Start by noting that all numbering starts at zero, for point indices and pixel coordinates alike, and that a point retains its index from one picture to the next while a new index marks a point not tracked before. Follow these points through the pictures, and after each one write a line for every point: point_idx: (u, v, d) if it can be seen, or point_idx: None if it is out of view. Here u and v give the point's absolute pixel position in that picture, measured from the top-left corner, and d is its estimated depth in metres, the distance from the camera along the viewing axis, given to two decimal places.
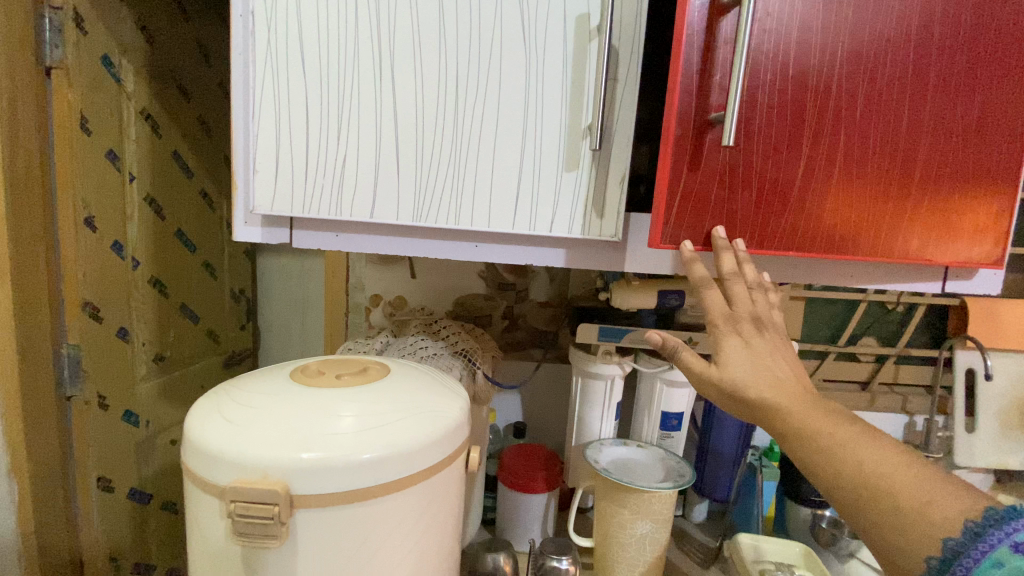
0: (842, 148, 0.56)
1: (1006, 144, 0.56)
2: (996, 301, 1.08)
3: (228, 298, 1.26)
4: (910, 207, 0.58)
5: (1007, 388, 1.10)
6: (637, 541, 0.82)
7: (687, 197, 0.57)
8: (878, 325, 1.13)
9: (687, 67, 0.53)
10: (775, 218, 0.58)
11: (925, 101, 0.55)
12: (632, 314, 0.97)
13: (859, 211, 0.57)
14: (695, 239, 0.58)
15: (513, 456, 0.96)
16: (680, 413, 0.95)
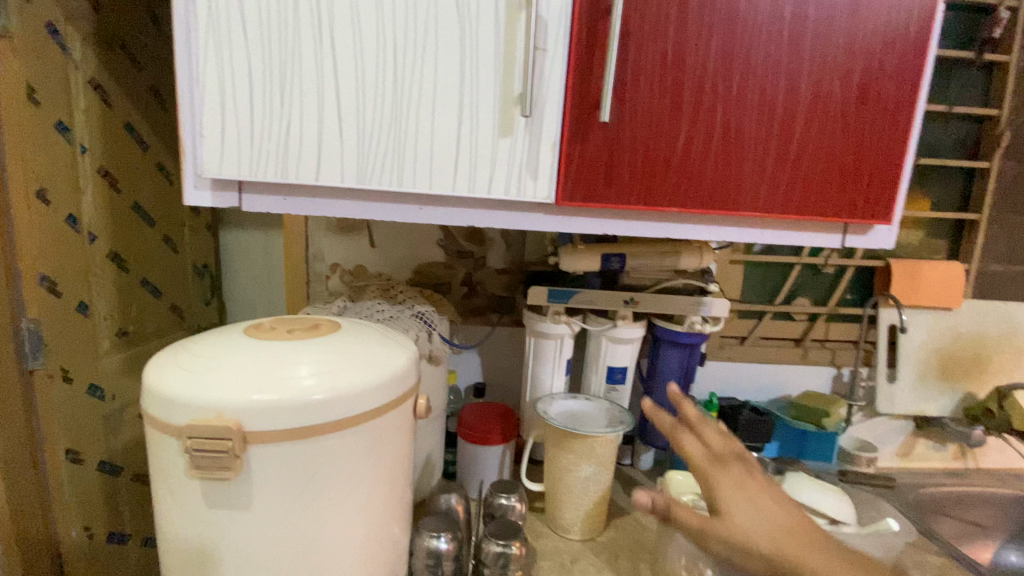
0: (733, 118, 0.62)
1: (879, 118, 0.63)
2: (916, 261, 1.18)
3: (191, 274, 1.27)
4: (801, 169, 0.64)
5: (925, 341, 1.21)
6: (581, 482, 0.91)
7: (581, 164, 0.63)
8: (811, 284, 1.22)
9: (579, 48, 0.59)
10: (661, 183, 0.63)
11: (801, 79, 0.62)
12: (581, 277, 1.03)
13: (756, 173, 0.64)
14: (592, 199, 0.64)
15: (472, 413, 1.04)
16: (624, 368, 1.03)
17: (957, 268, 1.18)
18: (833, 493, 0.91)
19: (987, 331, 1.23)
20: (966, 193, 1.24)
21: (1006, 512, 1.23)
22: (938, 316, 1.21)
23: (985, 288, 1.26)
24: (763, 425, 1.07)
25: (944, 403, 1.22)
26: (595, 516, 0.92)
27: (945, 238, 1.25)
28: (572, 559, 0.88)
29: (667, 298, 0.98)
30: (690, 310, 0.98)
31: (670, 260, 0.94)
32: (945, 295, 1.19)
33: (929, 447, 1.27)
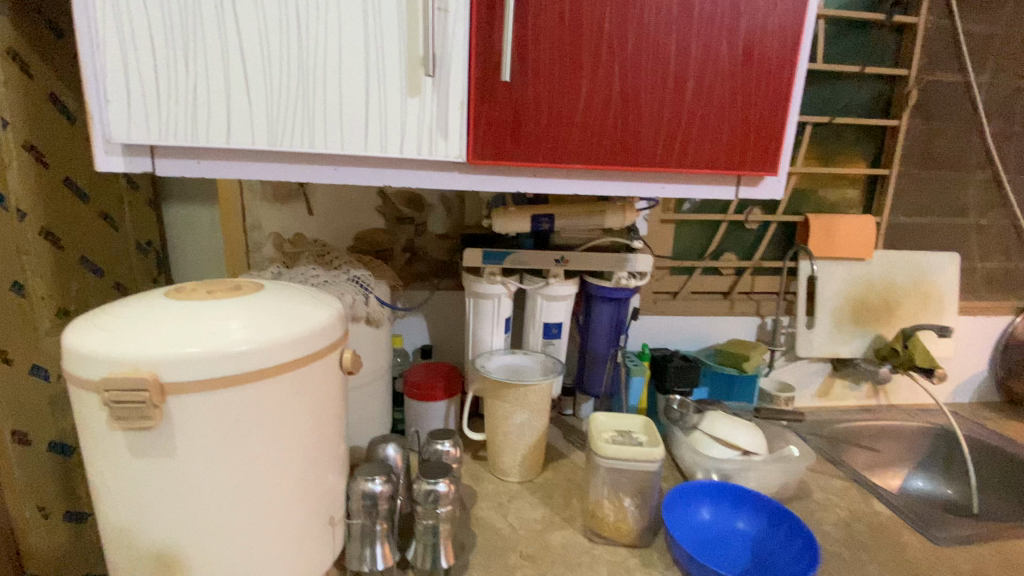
0: (630, 76, 0.66)
1: (765, 74, 0.68)
2: (832, 215, 1.27)
3: (136, 251, 1.23)
4: (694, 125, 0.68)
5: (840, 289, 1.31)
6: (517, 428, 0.97)
7: (488, 124, 0.65)
8: (736, 241, 1.32)
9: (479, 9, 0.62)
10: (565, 141, 0.67)
11: (691, 39, 0.66)
12: (515, 238, 1.07)
13: (653, 129, 0.68)
14: (501, 158, 0.67)
15: (417, 372, 1.09)
16: (559, 323, 1.09)
17: (870, 220, 1.27)
18: (746, 425, 0.99)
19: (896, 278, 1.33)
20: (879, 150, 1.33)
21: (912, 441, 1.35)
22: (852, 266, 1.31)
23: (896, 238, 1.36)
24: (691, 372, 1.13)
25: (856, 345, 1.33)
26: (533, 459, 1.00)
27: (860, 193, 1.34)
28: (509, 499, 0.95)
29: (595, 256, 1.04)
30: (616, 266, 1.05)
31: (596, 219, 0.99)
32: (858, 246, 1.28)
33: (845, 387, 1.38)
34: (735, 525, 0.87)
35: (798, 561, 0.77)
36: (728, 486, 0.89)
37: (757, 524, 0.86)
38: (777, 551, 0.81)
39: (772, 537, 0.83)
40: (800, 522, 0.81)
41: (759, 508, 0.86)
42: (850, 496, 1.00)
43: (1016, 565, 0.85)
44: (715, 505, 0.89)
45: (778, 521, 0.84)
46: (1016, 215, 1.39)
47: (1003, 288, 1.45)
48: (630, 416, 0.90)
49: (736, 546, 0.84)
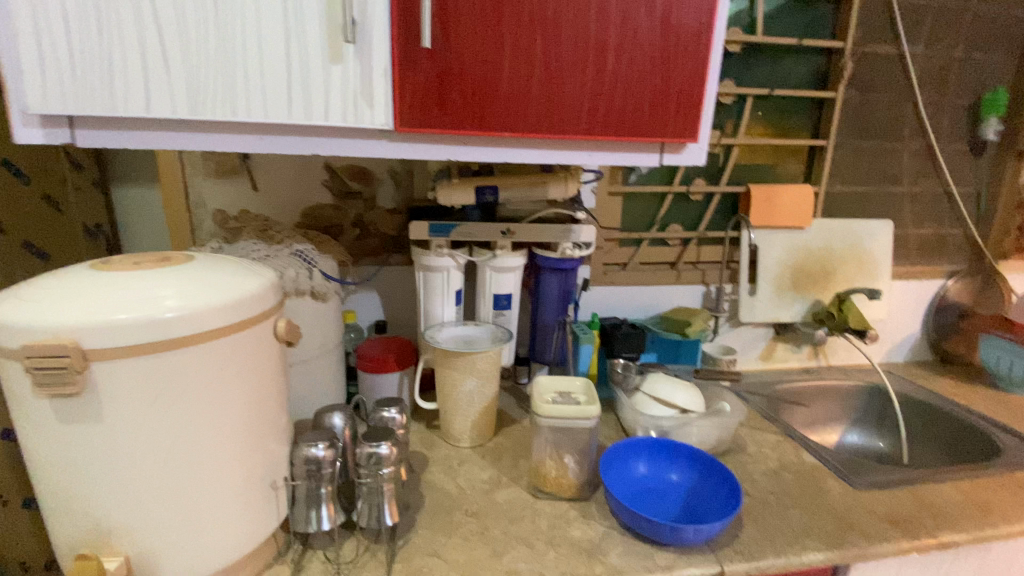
0: (551, 44, 0.67)
1: (683, 43, 0.71)
2: (772, 186, 1.32)
3: (83, 234, 1.16)
4: (616, 93, 0.71)
5: (781, 257, 1.37)
6: (466, 396, 1.00)
7: (413, 92, 0.66)
8: (682, 213, 1.36)
9: None
10: (491, 109, 0.69)
11: (609, 8, 0.67)
12: (461, 211, 1.07)
13: (576, 97, 0.70)
14: (428, 126, 0.68)
15: (370, 345, 1.11)
16: (508, 294, 1.11)
17: (808, 189, 1.33)
18: (685, 386, 1.06)
19: (834, 246, 1.40)
20: (818, 121, 1.37)
21: (848, 399, 1.44)
22: (792, 234, 1.37)
23: (834, 207, 1.42)
24: (637, 337, 1.19)
25: (796, 310, 1.40)
26: (483, 425, 1.03)
27: (800, 163, 1.39)
28: (459, 463, 0.98)
29: (541, 227, 1.06)
30: (561, 237, 1.07)
31: (539, 191, 1.01)
32: (797, 214, 1.34)
33: (786, 349, 1.46)
34: (669, 477, 0.92)
35: (723, 505, 0.83)
36: (664, 441, 0.94)
37: (689, 475, 0.91)
38: (706, 498, 0.87)
39: (703, 487, 0.89)
40: (726, 471, 0.87)
41: (691, 461, 0.92)
42: (781, 449, 1.07)
43: (925, 503, 0.92)
44: (651, 459, 0.94)
45: (708, 472, 0.89)
46: (945, 183, 1.47)
47: (934, 253, 1.53)
48: (570, 379, 0.94)
49: (669, 496, 0.90)
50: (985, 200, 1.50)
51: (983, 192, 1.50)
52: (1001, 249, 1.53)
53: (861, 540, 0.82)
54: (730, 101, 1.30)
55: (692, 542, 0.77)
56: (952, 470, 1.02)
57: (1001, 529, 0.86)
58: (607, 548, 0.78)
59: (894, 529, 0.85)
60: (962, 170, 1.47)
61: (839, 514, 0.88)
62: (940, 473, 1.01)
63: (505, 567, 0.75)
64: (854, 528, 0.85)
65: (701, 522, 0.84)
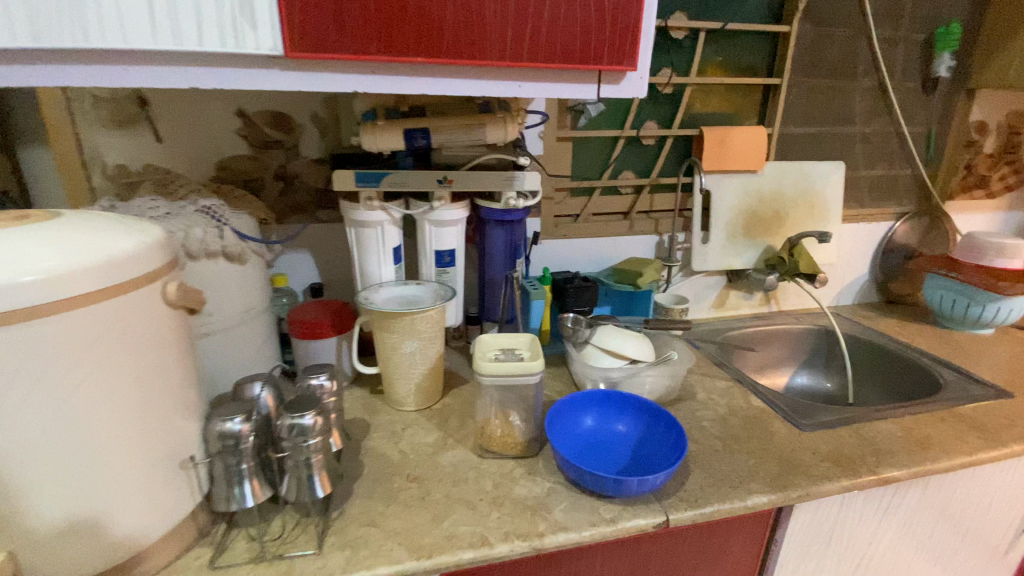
0: None
1: None
2: (725, 128, 1.27)
3: None
4: (542, 11, 0.63)
5: (734, 203, 1.34)
6: (408, 358, 0.94)
7: (306, 10, 0.59)
8: (635, 159, 1.30)
9: None
10: (399, 30, 0.61)
11: None
12: (392, 158, 0.98)
13: (496, 16, 0.62)
14: (327, 52, 0.61)
15: (306, 310, 1.04)
16: (451, 250, 1.04)
17: (761, 130, 1.29)
18: (635, 336, 1.04)
19: (786, 190, 1.37)
20: (773, 58, 1.32)
21: (798, 342, 1.46)
22: (745, 179, 1.33)
23: (787, 149, 1.39)
24: (588, 291, 1.17)
25: (748, 257, 1.39)
26: (427, 387, 0.98)
27: (754, 103, 1.35)
28: (403, 427, 0.94)
29: (481, 175, 0.97)
30: (503, 186, 0.98)
31: (475, 134, 0.92)
32: (750, 158, 1.30)
33: (738, 297, 1.45)
34: (616, 428, 0.90)
35: (670, 453, 0.82)
36: (612, 392, 0.92)
37: (637, 425, 0.90)
38: (654, 447, 0.86)
39: (650, 436, 0.88)
40: (673, 419, 0.85)
41: (639, 411, 0.90)
42: (731, 395, 1.06)
43: (867, 441, 0.94)
44: (599, 412, 0.92)
45: (655, 421, 0.88)
46: (897, 123, 1.45)
47: (885, 195, 1.53)
48: (515, 335, 0.89)
49: (617, 447, 0.88)
50: (935, 139, 1.50)
51: (933, 131, 1.49)
52: (948, 189, 1.54)
53: (805, 481, 0.83)
54: (682, 36, 1.23)
55: (636, 493, 0.75)
56: (894, 408, 1.04)
57: (938, 461, 0.89)
58: (552, 505, 0.76)
59: (837, 467, 0.86)
60: (914, 109, 1.45)
61: (785, 455, 0.88)
62: (882, 411, 1.03)
63: (445, 531, 0.71)
64: (798, 468, 0.86)
65: (649, 470, 0.82)
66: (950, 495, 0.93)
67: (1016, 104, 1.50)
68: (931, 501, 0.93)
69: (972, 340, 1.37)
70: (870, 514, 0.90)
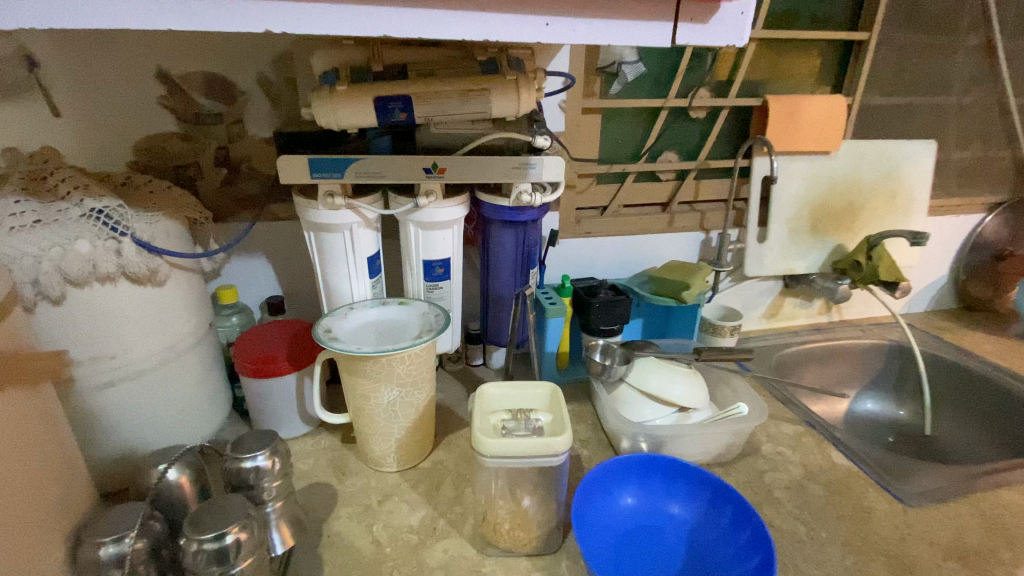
0: None
1: None
2: (795, 97, 1.00)
3: None
4: None
5: (799, 192, 1.07)
6: (385, 410, 0.71)
7: None
8: (679, 135, 1.04)
9: None
10: None
11: None
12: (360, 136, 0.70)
13: None
14: None
15: (257, 336, 0.79)
16: (445, 260, 0.79)
17: (840, 99, 1.01)
18: (684, 373, 0.80)
19: (864, 176, 1.10)
20: (858, 6, 1.03)
21: (865, 361, 1.21)
22: (816, 162, 1.06)
23: (866, 125, 1.11)
24: (620, 307, 0.92)
25: (812, 259, 1.13)
26: (413, 443, 0.75)
27: (830, 66, 1.06)
28: (380, 500, 0.71)
29: (482, 161, 0.70)
30: (514, 177, 0.72)
31: (477, 104, 0.65)
32: (825, 136, 1.03)
33: (795, 305, 1.21)
34: (668, 509, 0.67)
35: (744, 563, 0.58)
36: (661, 460, 0.67)
37: (695, 506, 0.66)
38: (720, 544, 0.62)
39: (714, 524, 0.64)
40: (749, 509, 0.60)
41: (699, 487, 0.66)
42: (804, 447, 0.83)
43: (996, 524, 0.70)
44: (644, 485, 0.67)
45: (721, 505, 0.64)
46: (1001, 91, 1.16)
47: (977, 181, 1.25)
48: (529, 386, 0.65)
49: (668, 537, 0.65)
50: None
51: None
52: None
53: None
54: None
55: None
56: (1016, 468, 0.80)
57: None
58: None
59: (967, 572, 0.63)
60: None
61: (893, 550, 0.65)
62: (1001, 474, 0.79)
63: None
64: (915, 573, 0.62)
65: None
66: None
67: None
68: None
69: None
70: None
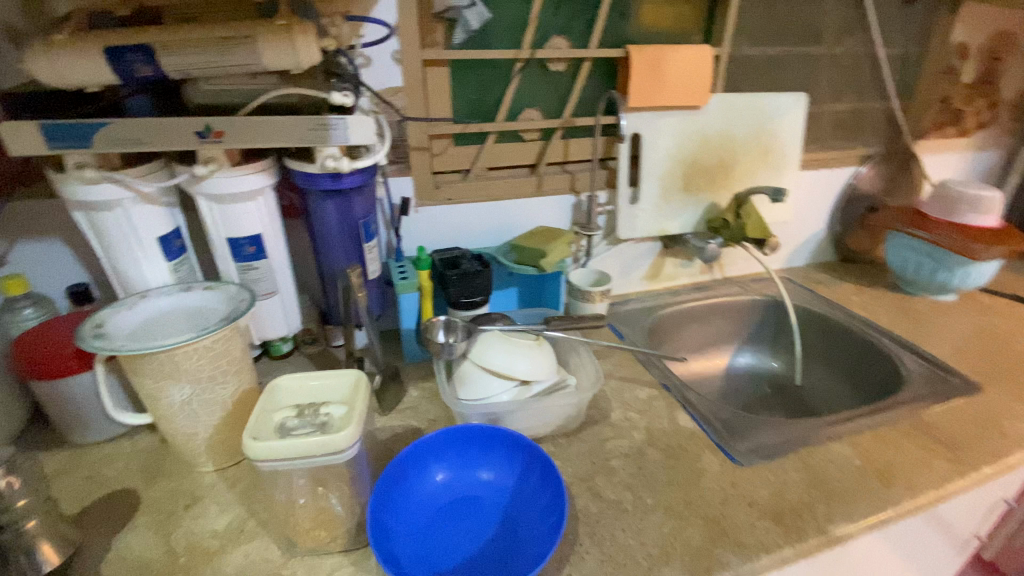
0: None
1: None
2: (659, 46, 0.95)
3: None
4: None
5: (670, 150, 1.04)
6: (182, 410, 0.64)
7: None
8: (541, 91, 0.97)
9: None
10: None
11: None
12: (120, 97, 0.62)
13: None
14: None
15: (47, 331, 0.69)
16: (254, 238, 0.70)
17: (706, 50, 0.97)
18: (529, 345, 0.76)
19: (734, 131, 1.08)
20: None
21: (742, 318, 1.23)
22: (686, 118, 1.02)
23: (738, 78, 1.08)
24: (479, 278, 0.86)
25: (686, 218, 1.11)
26: (226, 440, 0.68)
27: (699, 12, 1.01)
28: (188, 503, 0.65)
29: (264, 122, 0.62)
30: (310, 140, 0.63)
31: (243, 55, 0.55)
32: (692, 89, 0.98)
33: (675, 265, 1.20)
34: (486, 477, 0.66)
35: (545, 518, 0.59)
36: (472, 432, 0.67)
37: (511, 473, 0.66)
38: (529, 503, 0.63)
39: (527, 485, 0.65)
40: (552, 464, 0.62)
41: (512, 451, 0.67)
42: (653, 411, 0.83)
43: (817, 479, 0.72)
44: (459, 459, 0.67)
45: (532, 464, 0.65)
46: (870, 41, 1.15)
47: (850, 135, 1.26)
48: (329, 377, 0.60)
49: (486, 506, 0.64)
50: (909, 64, 1.22)
51: (913, 53, 1.21)
52: (920, 125, 1.27)
53: (733, 556, 0.60)
54: None
55: None
56: (851, 420, 0.83)
57: (899, 504, 0.69)
58: None
59: (777, 530, 0.64)
60: (889, 24, 1.16)
61: (713, 513, 0.66)
62: (834, 427, 0.82)
63: None
64: (727, 534, 0.63)
65: (519, 546, 0.59)
66: (906, 525, 0.76)
67: (1009, 17, 1.21)
68: (886, 536, 0.75)
69: (935, 310, 1.16)
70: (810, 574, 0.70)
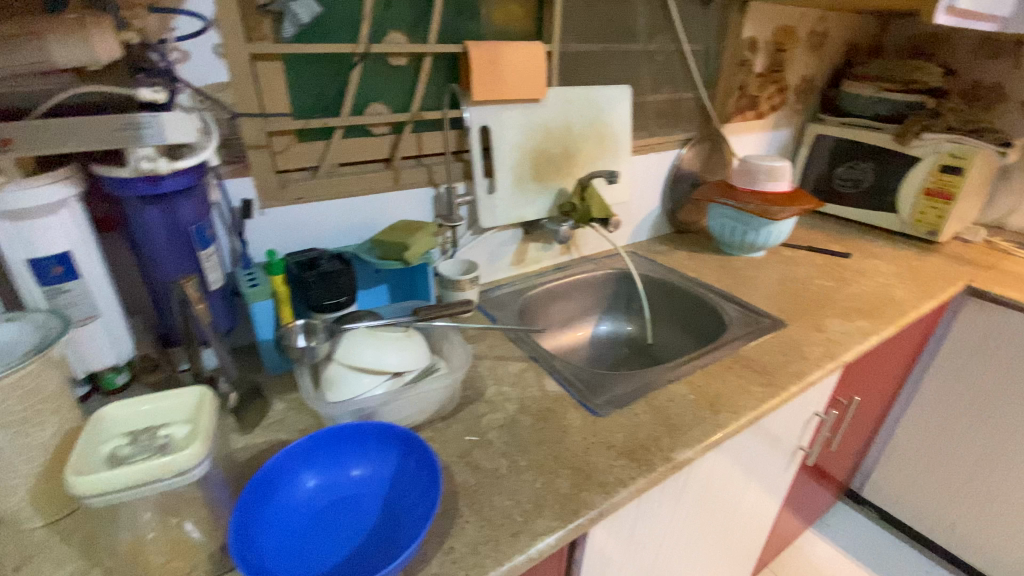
0: None
1: None
2: (495, 43, 1.00)
3: None
4: None
5: (518, 140, 1.11)
6: None
7: None
8: (386, 86, 0.98)
9: None
10: None
11: None
12: None
13: None
14: None
15: None
16: (63, 256, 0.62)
17: (539, 47, 1.04)
18: (397, 337, 0.77)
19: (573, 121, 1.18)
20: None
21: (601, 290, 1.36)
22: (528, 110, 1.10)
23: (571, 71, 1.18)
24: (342, 277, 0.83)
25: (540, 205, 1.19)
26: (54, 489, 0.60)
27: (530, 11, 1.09)
28: (9, 569, 0.56)
29: (60, 124, 0.55)
30: (119, 142, 0.57)
31: (26, 52, 0.50)
32: (531, 83, 1.06)
33: (537, 250, 1.28)
34: (362, 472, 0.66)
35: (422, 496, 0.61)
36: (341, 431, 0.66)
37: (387, 462, 0.67)
38: (406, 487, 0.64)
39: (404, 471, 0.65)
40: (423, 444, 0.64)
41: (385, 441, 0.67)
42: (523, 382, 0.89)
43: (663, 416, 0.83)
44: (332, 459, 0.66)
45: (406, 449, 0.66)
46: (677, 39, 1.33)
47: (671, 121, 1.45)
48: (171, 397, 0.56)
49: (365, 500, 0.64)
50: (710, 58, 1.43)
51: (712, 49, 1.43)
52: (725, 111, 1.50)
53: (596, 495, 0.68)
54: None
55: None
56: (689, 364, 0.97)
57: (725, 424, 0.83)
58: None
59: (631, 464, 0.73)
60: (690, 24, 1.35)
61: (579, 461, 0.73)
62: (677, 371, 0.95)
63: None
64: (590, 477, 0.70)
65: (401, 527, 0.60)
66: (735, 442, 0.91)
67: (780, 19, 1.47)
68: (721, 454, 0.89)
69: (749, 265, 1.39)
70: (666, 498, 0.82)
